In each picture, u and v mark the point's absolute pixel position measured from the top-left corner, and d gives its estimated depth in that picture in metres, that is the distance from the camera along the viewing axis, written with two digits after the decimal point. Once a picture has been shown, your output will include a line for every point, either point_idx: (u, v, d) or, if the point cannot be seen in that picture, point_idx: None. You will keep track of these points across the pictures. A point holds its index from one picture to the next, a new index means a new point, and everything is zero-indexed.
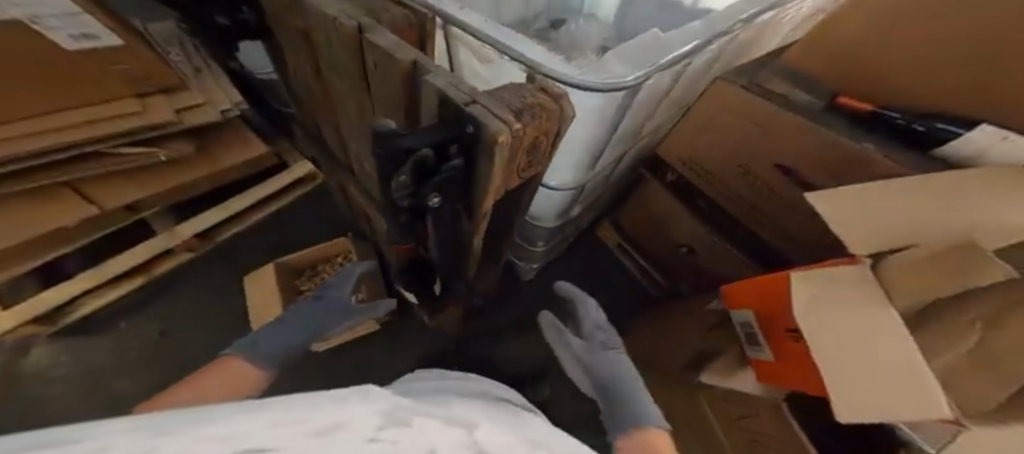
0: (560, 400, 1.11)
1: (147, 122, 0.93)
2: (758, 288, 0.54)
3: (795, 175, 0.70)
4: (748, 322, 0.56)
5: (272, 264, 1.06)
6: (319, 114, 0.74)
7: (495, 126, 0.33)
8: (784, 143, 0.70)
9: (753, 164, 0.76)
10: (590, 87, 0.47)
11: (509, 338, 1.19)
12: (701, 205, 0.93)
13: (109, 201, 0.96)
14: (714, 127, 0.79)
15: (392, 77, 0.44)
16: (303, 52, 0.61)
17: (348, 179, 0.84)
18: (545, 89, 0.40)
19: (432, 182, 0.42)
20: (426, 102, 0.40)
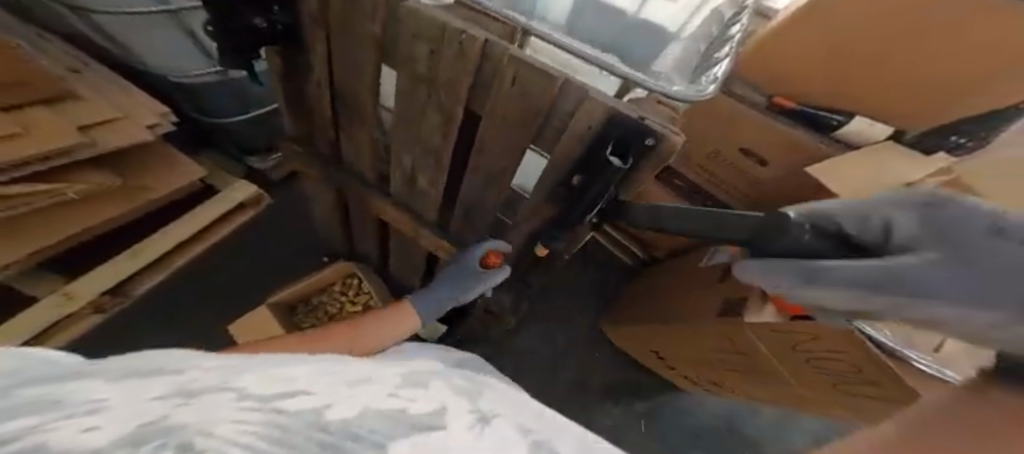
0: (586, 371, 1.26)
1: (36, 150, 0.65)
2: None
3: (752, 155, 0.75)
4: None
5: (264, 306, 0.98)
6: (349, 126, 0.64)
7: (677, 138, 0.39)
8: (750, 133, 0.72)
9: (723, 151, 0.78)
10: (683, 101, 0.44)
11: (528, 327, 1.27)
12: (678, 183, 0.89)
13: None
14: (708, 118, 0.76)
15: (523, 91, 0.44)
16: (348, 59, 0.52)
17: (376, 196, 0.77)
18: (667, 101, 0.46)
19: (611, 184, 0.49)
20: (578, 117, 0.43)
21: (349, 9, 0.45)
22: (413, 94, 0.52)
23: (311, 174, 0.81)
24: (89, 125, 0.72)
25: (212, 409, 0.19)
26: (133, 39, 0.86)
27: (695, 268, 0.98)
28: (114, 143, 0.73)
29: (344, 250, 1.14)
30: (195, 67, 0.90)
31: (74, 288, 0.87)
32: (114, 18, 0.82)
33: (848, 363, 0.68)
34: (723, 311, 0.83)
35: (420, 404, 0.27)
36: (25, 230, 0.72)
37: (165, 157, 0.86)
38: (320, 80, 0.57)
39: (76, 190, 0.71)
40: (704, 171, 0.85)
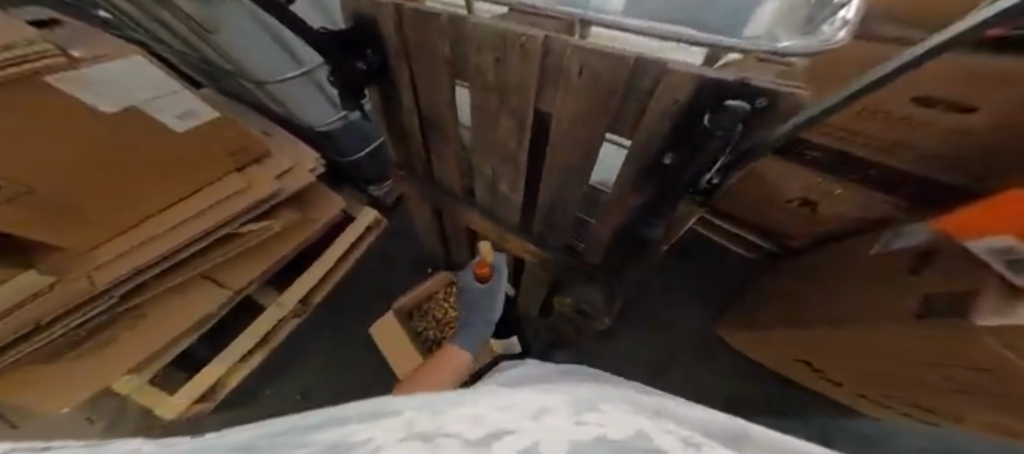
0: (702, 381, 1.09)
1: (259, 196, 0.91)
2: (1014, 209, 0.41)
3: (936, 105, 0.52)
4: (1008, 250, 0.43)
5: (392, 311, 1.14)
6: (436, 146, 0.71)
7: (803, 91, 0.31)
8: (919, 78, 0.50)
9: (878, 102, 0.57)
10: (799, 53, 0.34)
11: (629, 330, 1.17)
12: (809, 157, 0.74)
13: (240, 282, 0.94)
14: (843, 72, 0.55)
15: (592, 82, 0.41)
16: (427, 84, 0.58)
17: (465, 207, 0.83)
18: (771, 59, 0.36)
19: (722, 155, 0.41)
20: (658, 96, 0.38)
21: (424, 39, 0.50)
22: (487, 104, 0.54)
23: (412, 195, 0.93)
24: (280, 175, 0.97)
25: (543, 436, 0.13)
26: (289, 98, 1.06)
27: (861, 259, 0.75)
28: (297, 186, 1.00)
29: (443, 260, 1.29)
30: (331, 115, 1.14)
31: (283, 297, 1.12)
32: (275, 86, 1.00)
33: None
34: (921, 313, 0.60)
35: (618, 428, 0.17)
36: (259, 256, 0.98)
37: (319, 191, 1.11)
38: (409, 109, 0.65)
39: (279, 222, 0.98)
40: (852, 133, 0.65)
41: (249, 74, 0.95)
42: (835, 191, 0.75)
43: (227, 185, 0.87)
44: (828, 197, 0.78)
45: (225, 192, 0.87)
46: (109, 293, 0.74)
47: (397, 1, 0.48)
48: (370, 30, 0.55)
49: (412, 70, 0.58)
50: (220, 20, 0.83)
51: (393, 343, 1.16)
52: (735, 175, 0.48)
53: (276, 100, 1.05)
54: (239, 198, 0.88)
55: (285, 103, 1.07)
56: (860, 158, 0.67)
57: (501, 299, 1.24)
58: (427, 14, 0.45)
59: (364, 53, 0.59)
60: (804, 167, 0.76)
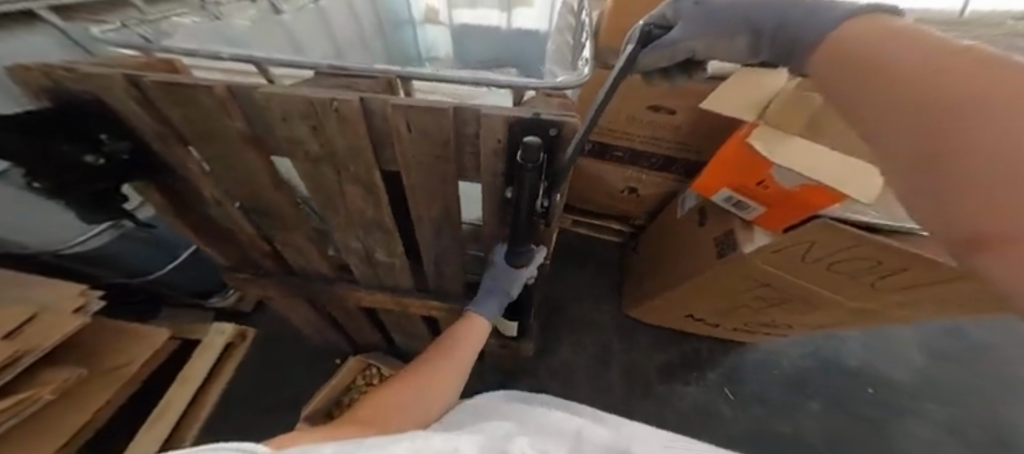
0: (632, 361, 1.19)
1: None
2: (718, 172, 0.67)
3: (663, 108, 0.77)
4: (731, 197, 0.68)
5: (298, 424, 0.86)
6: (281, 234, 0.60)
7: (575, 119, 0.37)
8: (644, 92, 0.74)
9: (635, 112, 0.79)
10: (573, 85, 0.42)
11: (557, 343, 1.21)
12: (619, 155, 0.93)
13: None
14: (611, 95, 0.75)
15: (421, 138, 0.42)
16: (238, 172, 0.48)
17: (343, 287, 0.73)
18: (557, 93, 0.45)
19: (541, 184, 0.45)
20: (484, 137, 0.41)
21: (205, 120, 0.41)
22: (323, 177, 0.49)
23: (272, 294, 0.77)
24: (15, 330, 0.64)
25: None
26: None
27: (676, 223, 0.96)
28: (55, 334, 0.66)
29: (344, 349, 1.10)
30: (77, 232, 0.79)
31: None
32: None
33: (864, 258, 0.63)
34: (720, 251, 0.79)
35: None
36: (26, 440, 0.66)
37: (124, 333, 0.83)
38: (224, 202, 0.54)
39: (48, 389, 0.65)
40: (633, 135, 0.86)
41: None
42: (643, 178, 0.99)
43: None
44: (641, 183, 1.01)
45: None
46: None
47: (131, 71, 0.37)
48: (122, 123, 0.43)
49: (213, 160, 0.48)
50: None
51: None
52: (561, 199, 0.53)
53: None
54: None
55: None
56: (646, 151, 0.90)
57: None
58: (193, 92, 0.37)
59: (98, 141, 0.45)
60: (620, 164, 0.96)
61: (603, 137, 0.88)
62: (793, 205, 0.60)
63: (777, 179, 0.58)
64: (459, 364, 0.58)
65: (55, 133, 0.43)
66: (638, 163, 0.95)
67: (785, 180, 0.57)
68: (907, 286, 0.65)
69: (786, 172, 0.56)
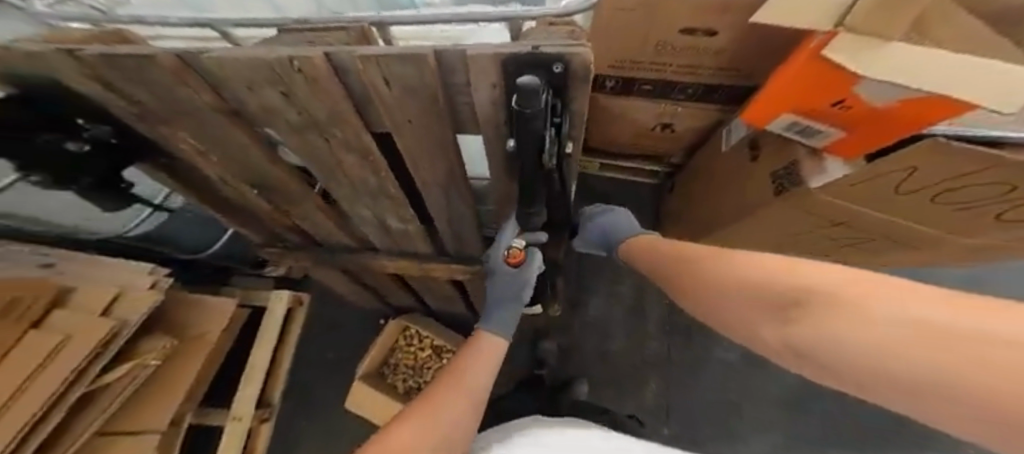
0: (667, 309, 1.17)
1: (94, 342, 0.70)
2: (777, 99, 0.55)
3: (699, 31, 0.62)
4: (796, 123, 0.58)
5: (358, 380, 1.07)
6: (299, 210, 0.62)
7: (588, 48, 0.29)
8: (674, 15, 0.59)
9: (665, 40, 0.65)
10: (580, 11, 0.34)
11: (587, 294, 1.21)
12: (648, 89, 0.81)
13: (159, 421, 0.85)
14: (630, 19, 0.62)
15: (403, 95, 0.36)
16: (231, 151, 0.47)
17: (369, 256, 0.75)
18: (560, 20, 0.35)
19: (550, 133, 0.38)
20: (475, 80, 0.34)
21: (166, 94, 0.37)
22: (318, 149, 0.46)
23: (307, 265, 0.82)
24: (108, 307, 0.76)
25: None
26: (37, 209, 0.81)
27: (717, 158, 0.86)
28: (138, 308, 0.79)
29: (386, 309, 1.20)
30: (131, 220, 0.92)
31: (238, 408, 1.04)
32: None
33: (979, 184, 0.49)
34: (778, 187, 0.68)
35: None
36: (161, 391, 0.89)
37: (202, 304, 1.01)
38: (233, 181, 0.54)
39: (150, 357, 0.85)
40: (663, 63, 0.72)
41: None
42: (677, 110, 0.87)
43: (34, 347, 0.67)
44: (677, 116, 0.88)
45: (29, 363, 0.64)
46: None
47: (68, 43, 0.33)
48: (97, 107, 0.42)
49: (200, 140, 0.46)
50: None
51: (376, 405, 1.09)
52: (576, 145, 0.46)
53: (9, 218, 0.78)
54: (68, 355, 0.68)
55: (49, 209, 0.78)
56: (678, 80, 0.77)
57: (461, 319, 1.19)
58: (140, 68, 0.33)
59: (77, 126, 0.47)
60: (650, 98, 0.84)
61: (621, 70, 0.77)
62: (884, 122, 0.50)
63: (863, 95, 0.47)
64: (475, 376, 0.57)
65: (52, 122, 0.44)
66: (671, 96, 0.82)
67: (875, 94, 0.46)
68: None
69: (876, 85, 0.45)
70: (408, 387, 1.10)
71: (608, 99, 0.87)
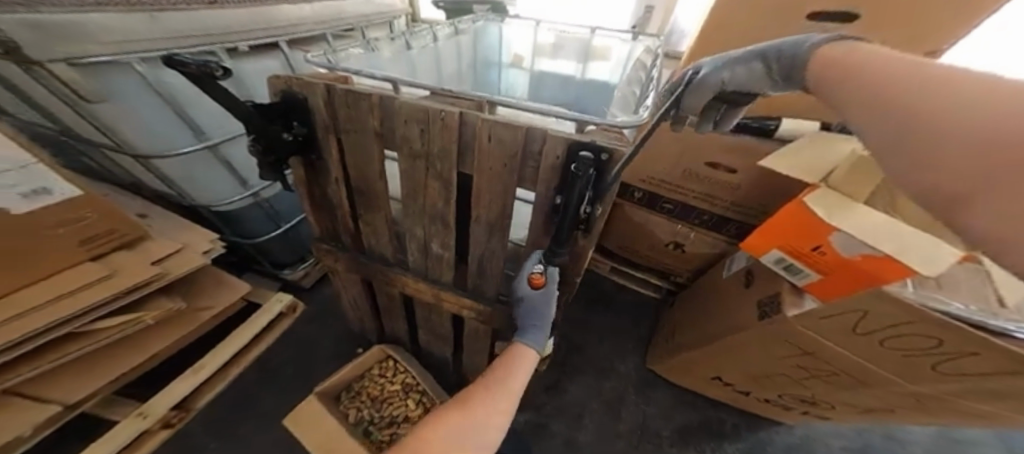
0: (649, 417, 1.12)
1: (127, 283, 0.82)
2: (768, 232, 0.67)
3: (719, 165, 0.83)
4: (783, 259, 0.69)
5: (313, 394, 1.00)
6: (366, 214, 0.75)
7: (625, 149, 0.45)
8: (701, 150, 0.82)
9: (693, 167, 0.86)
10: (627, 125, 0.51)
11: (573, 377, 1.19)
12: (669, 208, 0.99)
13: (81, 391, 0.80)
14: (668, 149, 0.86)
15: (496, 151, 0.53)
16: (351, 153, 0.64)
17: (398, 271, 0.84)
18: (614, 129, 0.52)
19: (588, 198, 0.51)
20: (544, 152, 0.49)
21: (356, 114, 0.57)
22: (412, 170, 0.61)
23: (341, 266, 0.92)
24: (162, 258, 0.90)
25: None
26: (178, 172, 0.90)
27: (719, 282, 0.98)
28: (182, 268, 0.92)
29: (376, 336, 1.21)
30: (235, 194, 1.06)
31: (148, 406, 0.94)
32: (164, 161, 0.85)
33: (926, 338, 0.59)
34: (762, 313, 0.77)
35: None
36: (128, 351, 0.89)
37: (221, 281, 1.09)
38: (335, 179, 0.70)
39: (151, 315, 0.87)
40: (685, 187, 0.92)
41: (122, 140, 0.78)
42: (691, 236, 1.03)
43: (76, 276, 0.79)
44: (688, 239, 1.04)
45: (85, 280, 0.78)
46: None
47: (329, 83, 0.56)
48: (301, 107, 0.60)
49: (337, 143, 0.64)
50: (106, 88, 0.69)
51: (317, 431, 0.96)
52: (600, 219, 0.57)
53: (167, 177, 0.91)
54: (96, 289, 0.79)
55: (190, 177, 0.93)
56: (695, 206, 0.95)
57: (443, 368, 1.17)
58: (359, 95, 0.54)
59: (291, 126, 0.61)
60: (669, 217, 1.02)
61: (651, 187, 0.97)
62: (853, 277, 0.59)
63: (837, 248, 0.58)
64: (507, 392, 0.57)
65: (269, 114, 0.58)
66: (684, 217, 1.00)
67: (844, 248, 0.57)
68: (982, 377, 0.57)
69: (846, 239, 0.56)
70: (359, 417, 1.03)
71: (632, 207, 1.06)
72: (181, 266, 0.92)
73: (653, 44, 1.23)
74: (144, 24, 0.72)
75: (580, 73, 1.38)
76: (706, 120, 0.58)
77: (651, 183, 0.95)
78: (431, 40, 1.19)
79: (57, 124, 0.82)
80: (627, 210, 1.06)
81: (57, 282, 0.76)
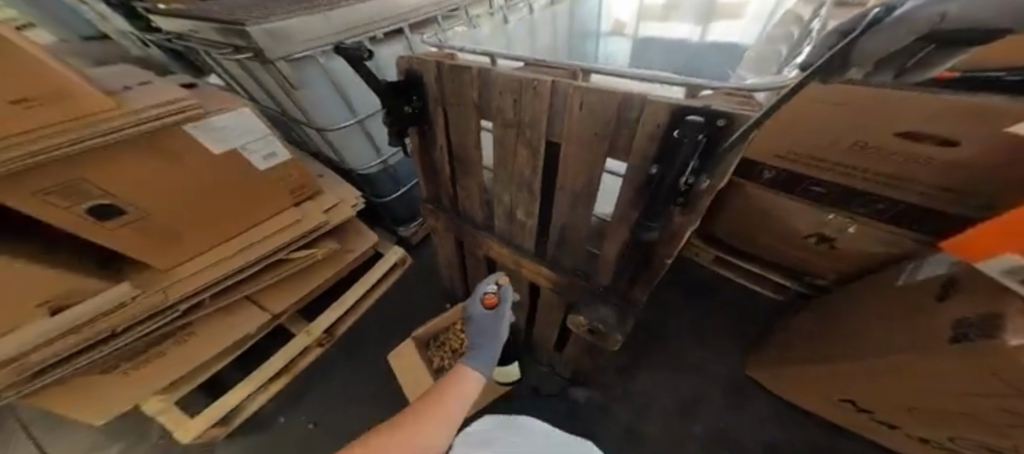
0: (736, 426, 1.00)
1: (304, 227, 1.11)
2: (1004, 224, 0.47)
3: (912, 134, 0.59)
4: (1011, 266, 0.48)
5: (409, 339, 1.18)
6: (462, 180, 0.83)
7: (750, 114, 0.37)
8: (882, 115, 0.60)
9: (867, 139, 0.65)
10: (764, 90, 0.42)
11: (650, 366, 1.13)
12: (814, 191, 0.80)
13: (283, 303, 1.13)
14: (815, 116, 0.68)
15: (590, 119, 0.52)
16: (454, 122, 0.70)
17: (486, 236, 0.92)
18: (740, 92, 0.44)
19: (691, 170, 0.46)
20: (644, 120, 0.46)
21: (460, 86, 0.63)
22: (505, 139, 0.65)
23: (440, 227, 1.04)
24: (326, 211, 1.17)
25: None
26: (340, 141, 1.17)
27: (897, 289, 0.76)
28: (340, 217, 1.19)
29: (464, 294, 1.36)
30: (372, 160, 1.30)
31: (312, 326, 1.22)
32: (335, 132, 1.11)
33: None
34: (957, 335, 0.58)
35: None
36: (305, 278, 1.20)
37: (359, 232, 1.34)
38: (440, 146, 0.79)
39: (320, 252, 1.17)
40: (837, 166, 0.72)
41: (311, 116, 1.06)
42: (848, 229, 0.82)
43: (280, 219, 1.09)
44: (840, 232, 0.84)
45: (283, 223, 1.08)
46: (209, 290, 0.95)
47: (439, 59, 0.63)
48: (417, 81, 0.68)
49: (444, 114, 0.71)
50: (302, 75, 0.94)
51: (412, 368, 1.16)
52: (707, 201, 0.50)
53: (334, 146, 1.18)
54: (293, 229, 1.09)
55: (346, 147, 1.20)
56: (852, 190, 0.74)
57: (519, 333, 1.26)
58: (464, 68, 0.59)
59: (412, 99, 0.70)
60: (808, 202, 0.83)
61: (785, 165, 0.80)
62: None
63: None
64: (465, 393, 0.68)
65: (395, 89, 0.67)
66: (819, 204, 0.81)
67: None
68: None
69: None
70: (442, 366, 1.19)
71: (754, 187, 0.90)
72: (337, 218, 1.18)
73: None
74: (320, 24, 0.89)
75: (696, 36, 1.20)
76: (882, 69, 0.30)
77: (791, 159, 0.77)
78: (528, 12, 1.33)
79: (280, 105, 1.17)
80: (750, 192, 0.91)
81: (270, 223, 1.07)
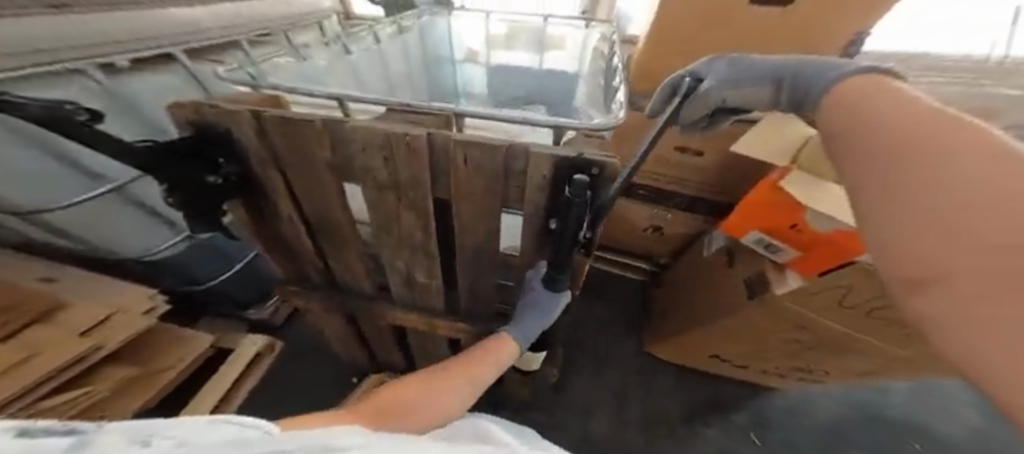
0: (656, 401, 1.14)
1: (61, 357, 0.68)
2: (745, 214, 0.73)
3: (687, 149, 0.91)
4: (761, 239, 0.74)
5: None
6: (334, 250, 0.67)
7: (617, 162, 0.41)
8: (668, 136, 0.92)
9: (662, 152, 0.94)
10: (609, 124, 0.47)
11: (578, 375, 1.18)
12: (643, 193, 1.05)
13: None
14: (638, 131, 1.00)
15: (473, 174, 0.47)
16: (306, 189, 0.55)
17: (382, 303, 0.78)
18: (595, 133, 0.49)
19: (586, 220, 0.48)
20: (530, 171, 0.45)
21: (300, 146, 0.49)
22: (382, 202, 0.54)
23: (314, 307, 0.83)
24: (95, 326, 0.75)
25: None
26: (83, 223, 0.77)
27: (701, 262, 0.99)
28: (130, 330, 0.78)
29: (369, 365, 1.14)
30: (163, 239, 0.90)
31: None
32: (64, 213, 0.73)
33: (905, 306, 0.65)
34: (749, 292, 0.80)
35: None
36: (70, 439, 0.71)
37: (174, 338, 0.95)
38: (288, 217, 0.61)
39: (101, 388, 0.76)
40: (658, 173, 0.99)
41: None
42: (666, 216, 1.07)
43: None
44: (665, 221, 1.08)
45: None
46: None
47: (255, 108, 0.47)
48: (223, 140, 0.50)
49: (285, 179, 0.55)
50: None
51: None
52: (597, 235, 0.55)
53: (68, 234, 0.78)
54: (25, 370, 0.65)
55: (94, 229, 0.80)
56: (670, 189, 1.02)
57: None
58: (301, 123, 0.45)
59: (216, 165, 0.52)
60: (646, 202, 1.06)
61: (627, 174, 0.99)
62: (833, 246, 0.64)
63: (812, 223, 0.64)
64: (475, 380, 0.61)
65: (184, 157, 0.48)
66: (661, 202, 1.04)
67: (821, 223, 0.63)
68: None
69: (822, 215, 0.62)
70: None
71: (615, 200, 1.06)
72: (126, 330, 0.78)
73: (606, 30, 1.22)
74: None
75: (537, 63, 1.31)
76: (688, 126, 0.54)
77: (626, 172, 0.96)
78: (372, 42, 1.10)
79: None
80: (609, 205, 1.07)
81: None
